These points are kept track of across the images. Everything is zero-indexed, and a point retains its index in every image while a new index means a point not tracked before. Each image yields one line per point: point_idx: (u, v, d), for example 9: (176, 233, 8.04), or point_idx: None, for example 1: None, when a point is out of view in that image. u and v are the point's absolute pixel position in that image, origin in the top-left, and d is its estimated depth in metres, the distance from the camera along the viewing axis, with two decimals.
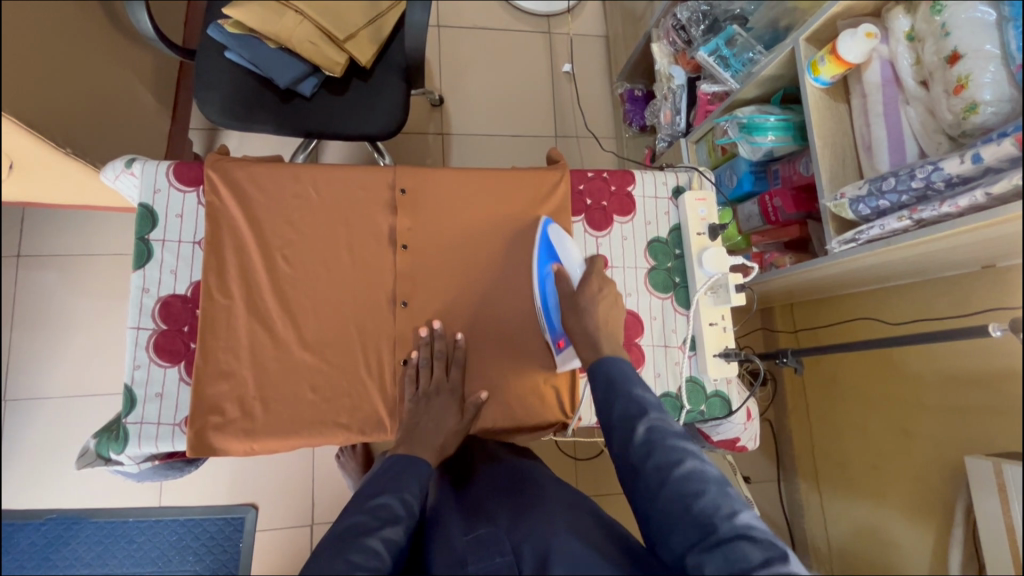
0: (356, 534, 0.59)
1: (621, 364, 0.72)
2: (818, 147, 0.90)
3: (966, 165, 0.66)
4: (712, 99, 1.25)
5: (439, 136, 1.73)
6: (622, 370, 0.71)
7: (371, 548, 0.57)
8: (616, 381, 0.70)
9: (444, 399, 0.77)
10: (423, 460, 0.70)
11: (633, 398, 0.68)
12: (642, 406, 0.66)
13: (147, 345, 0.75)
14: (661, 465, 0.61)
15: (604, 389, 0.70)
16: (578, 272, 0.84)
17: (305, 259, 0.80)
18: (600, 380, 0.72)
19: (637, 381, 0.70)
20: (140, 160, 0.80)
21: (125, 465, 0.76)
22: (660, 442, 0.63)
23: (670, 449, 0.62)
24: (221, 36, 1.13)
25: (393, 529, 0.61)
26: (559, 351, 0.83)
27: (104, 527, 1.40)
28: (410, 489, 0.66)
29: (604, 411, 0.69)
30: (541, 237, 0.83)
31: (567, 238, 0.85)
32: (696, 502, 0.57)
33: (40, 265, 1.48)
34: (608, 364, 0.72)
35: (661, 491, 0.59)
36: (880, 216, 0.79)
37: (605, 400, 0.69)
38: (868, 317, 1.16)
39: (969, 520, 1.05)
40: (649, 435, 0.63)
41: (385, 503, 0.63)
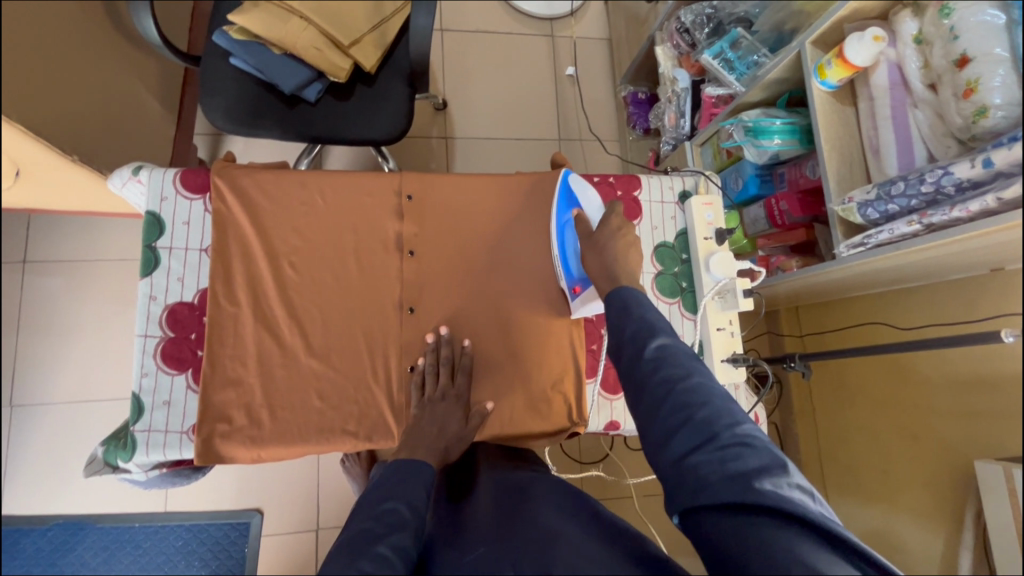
0: (364, 542, 0.57)
1: (636, 293, 0.71)
2: (825, 151, 0.90)
3: (977, 169, 0.65)
4: (717, 102, 1.25)
5: (442, 140, 1.73)
6: (635, 294, 0.70)
7: (379, 555, 0.55)
8: (629, 303, 0.69)
9: (449, 405, 0.76)
10: (426, 464, 0.69)
11: (644, 317, 0.66)
12: (654, 323, 0.65)
13: (154, 353, 0.75)
14: (668, 378, 0.61)
15: (617, 309, 0.68)
16: (596, 215, 0.84)
17: (312, 266, 0.80)
18: (613, 304, 0.70)
19: (650, 307, 0.69)
20: (147, 168, 0.81)
21: (133, 474, 0.76)
22: (670, 357, 0.62)
23: (680, 363, 0.62)
24: (226, 42, 1.13)
25: (402, 535, 0.59)
26: (574, 297, 0.82)
27: (109, 533, 1.40)
28: (416, 495, 0.64)
29: (612, 327, 0.67)
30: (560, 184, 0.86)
31: (587, 186, 0.87)
32: (705, 410, 0.57)
33: (46, 272, 1.48)
34: (623, 289, 0.70)
35: (670, 399, 0.59)
36: (889, 220, 0.79)
37: (615, 319, 0.68)
38: (875, 321, 1.16)
39: (980, 524, 1.04)
40: (659, 350, 0.63)
41: (391, 509, 0.61)
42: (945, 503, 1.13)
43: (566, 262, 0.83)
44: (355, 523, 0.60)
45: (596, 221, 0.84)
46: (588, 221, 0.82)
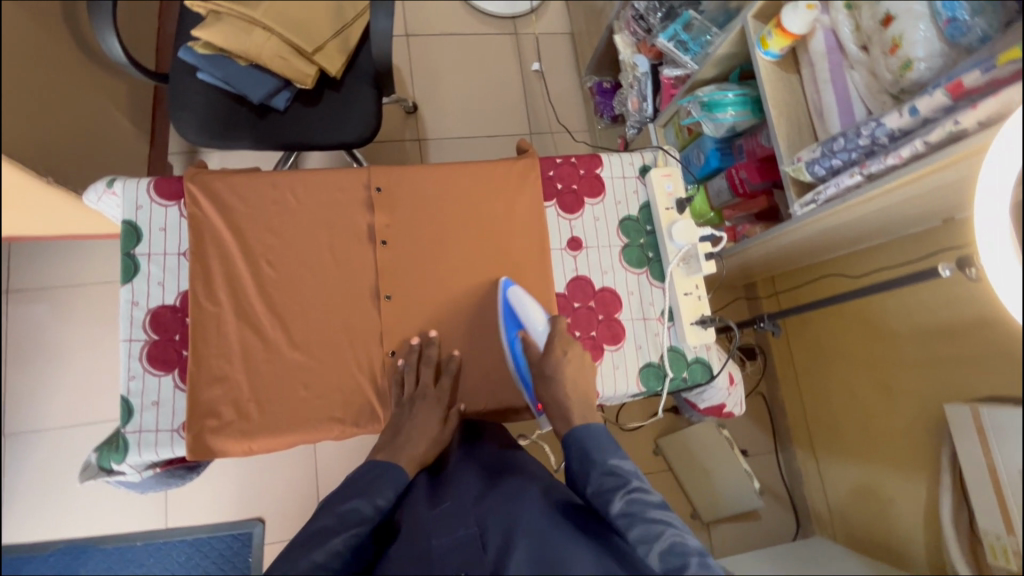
0: (322, 534, 0.64)
1: (592, 431, 0.74)
2: (773, 116, 0.94)
3: (905, 118, 0.70)
4: (675, 83, 1.30)
5: (415, 142, 1.77)
6: (593, 437, 0.72)
7: (332, 550, 0.63)
8: (590, 450, 0.72)
9: (430, 403, 0.79)
10: (396, 466, 0.74)
11: (609, 469, 0.69)
12: (617, 476, 0.68)
13: (140, 356, 0.77)
14: (642, 538, 0.61)
15: (579, 459, 0.72)
16: (541, 335, 0.82)
17: (288, 262, 0.82)
18: (574, 451, 0.73)
19: (610, 447, 0.72)
20: (120, 179, 0.83)
21: (128, 475, 0.78)
22: (640, 514, 0.63)
23: (649, 521, 0.62)
24: (192, 58, 1.16)
25: (359, 531, 0.66)
26: (540, 413, 0.85)
27: (112, 553, 1.41)
28: (383, 495, 0.71)
29: (581, 481, 0.70)
30: (502, 302, 0.85)
31: (528, 299, 0.83)
32: None
33: (29, 299, 1.50)
34: (580, 435, 0.74)
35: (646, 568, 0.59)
36: (835, 174, 0.82)
37: (580, 471, 0.71)
38: (841, 274, 1.23)
39: (955, 464, 1.09)
40: (628, 508, 0.64)
41: (355, 506, 0.68)
42: (926, 450, 1.18)
43: (525, 380, 0.84)
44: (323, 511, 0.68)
45: (543, 343, 0.82)
46: (533, 343, 0.82)
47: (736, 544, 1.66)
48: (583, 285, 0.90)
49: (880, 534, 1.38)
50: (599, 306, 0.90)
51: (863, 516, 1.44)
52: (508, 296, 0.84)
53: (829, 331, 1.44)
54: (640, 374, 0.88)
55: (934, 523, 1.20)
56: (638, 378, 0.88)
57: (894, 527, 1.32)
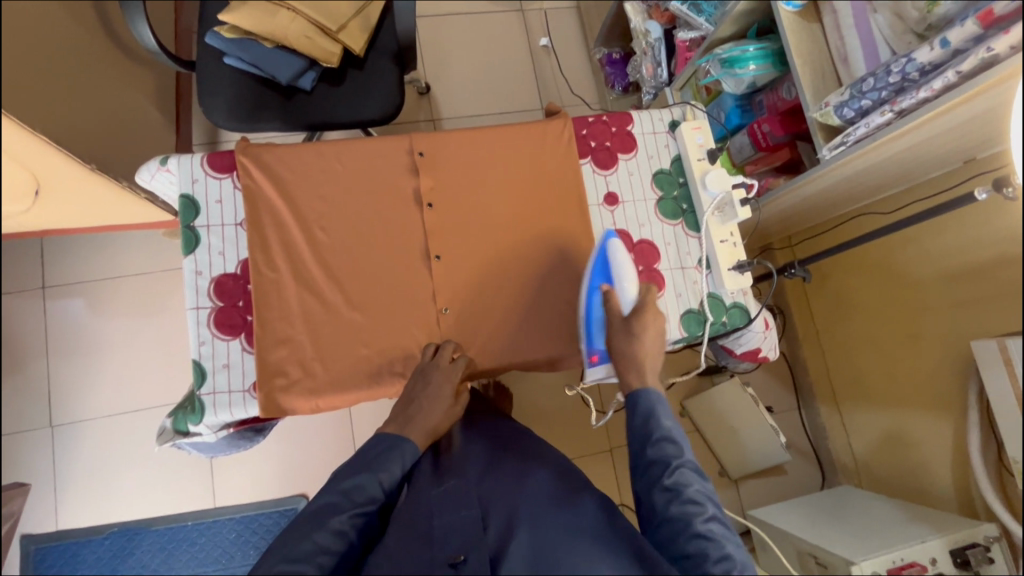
0: (326, 512, 0.71)
1: (657, 397, 0.79)
2: (798, 65, 0.96)
3: (936, 51, 0.73)
4: (691, 45, 1.32)
5: (430, 122, 1.79)
6: (660, 404, 0.78)
7: (335, 529, 0.70)
8: (653, 417, 0.78)
9: (441, 377, 0.80)
10: (407, 440, 0.79)
11: (669, 439, 0.75)
12: (676, 448, 0.75)
13: (208, 322, 0.81)
14: (684, 510, 0.70)
15: (643, 420, 0.78)
16: (627, 302, 0.85)
17: (340, 227, 0.85)
18: (638, 412, 0.79)
19: (674, 418, 0.78)
20: (174, 157, 0.86)
21: (203, 436, 0.82)
22: (687, 488, 0.71)
23: (695, 496, 0.71)
24: (219, 42, 1.18)
25: (363, 510, 0.73)
26: (591, 365, 0.88)
27: (165, 534, 1.46)
28: (387, 472, 0.76)
29: (640, 442, 0.77)
30: (599, 254, 0.87)
31: (623, 256, 0.86)
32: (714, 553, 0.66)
33: (66, 295, 1.54)
34: (648, 399, 0.79)
35: (684, 533, 0.69)
36: (864, 115, 0.85)
37: (641, 430, 0.78)
38: (869, 212, 1.25)
39: (983, 400, 1.12)
40: (679, 481, 0.72)
41: (360, 485, 0.74)
42: (952, 391, 1.22)
43: (590, 333, 0.87)
44: (331, 484, 0.74)
45: (625, 307, 0.84)
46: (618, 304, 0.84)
47: (764, 497, 1.71)
48: (622, 238, 0.93)
49: (906, 479, 1.42)
50: (638, 257, 0.93)
51: (888, 462, 1.48)
52: (604, 249, 0.87)
53: (848, 284, 1.46)
54: (680, 320, 0.92)
55: (961, 462, 1.24)
56: (679, 324, 0.92)
57: (922, 470, 1.36)
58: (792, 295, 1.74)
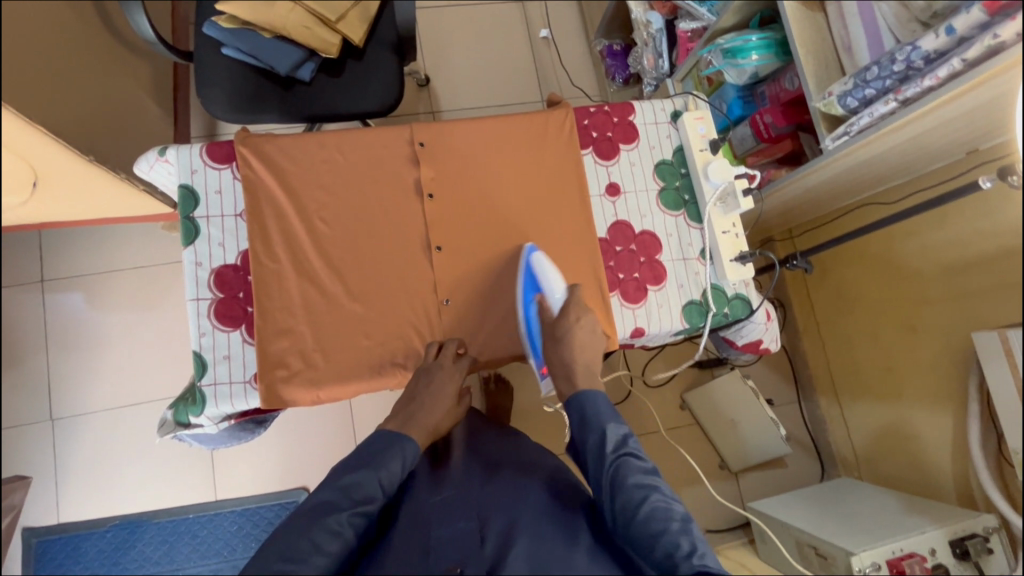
0: (324, 512, 0.68)
1: (595, 396, 0.78)
2: (801, 55, 0.95)
3: (941, 39, 0.72)
4: (692, 36, 1.31)
5: (429, 114, 1.78)
6: (593, 401, 0.77)
7: (333, 529, 0.66)
8: (589, 414, 0.76)
9: (445, 376, 0.81)
10: (410, 440, 0.76)
11: (606, 432, 0.74)
12: (613, 441, 0.73)
13: (208, 314, 0.81)
14: (627, 502, 0.67)
15: (579, 422, 0.77)
16: (558, 300, 0.87)
17: (341, 218, 0.85)
18: (575, 414, 0.78)
19: (609, 414, 0.76)
20: (173, 147, 0.85)
21: (205, 427, 0.82)
22: (625, 479, 0.69)
23: (635, 486, 0.68)
24: (217, 32, 1.17)
25: (363, 509, 0.69)
26: (544, 378, 0.91)
27: (166, 526, 1.46)
28: (388, 470, 0.73)
29: (580, 442, 0.75)
30: (522, 267, 0.87)
31: (549, 267, 0.88)
32: (663, 539, 0.64)
33: (65, 288, 1.53)
34: (582, 399, 0.78)
35: (630, 529, 0.66)
36: (867, 105, 0.84)
37: (579, 436, 0.76)
38: (871, 204, 1.24)
39: (983, 390, 1.12)
40: (616, 474, 0.70)
41: (360, 482, 0.71)
42: (952, 383, 1.22)
43: (534, 346, 0.88)
44: (329, 483, 0.71)
45: (557, 308, 0.86)
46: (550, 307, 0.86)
47: (764, 490, 1.71)
48: (624, 229, 0.93)
49: (905, 471, 1.42)
50: (640, 248, 0.92)
51: (888, 454, 1.47)
52: (530, 261, 0.87)
53: (849, 276, 1.46)
54: (682, 311, 0.91)
55: (960, 454, 1.24)
56: (681, 315, 0.92)
57: (921, 462, 1.36)
58: (792, 288, 1.74)
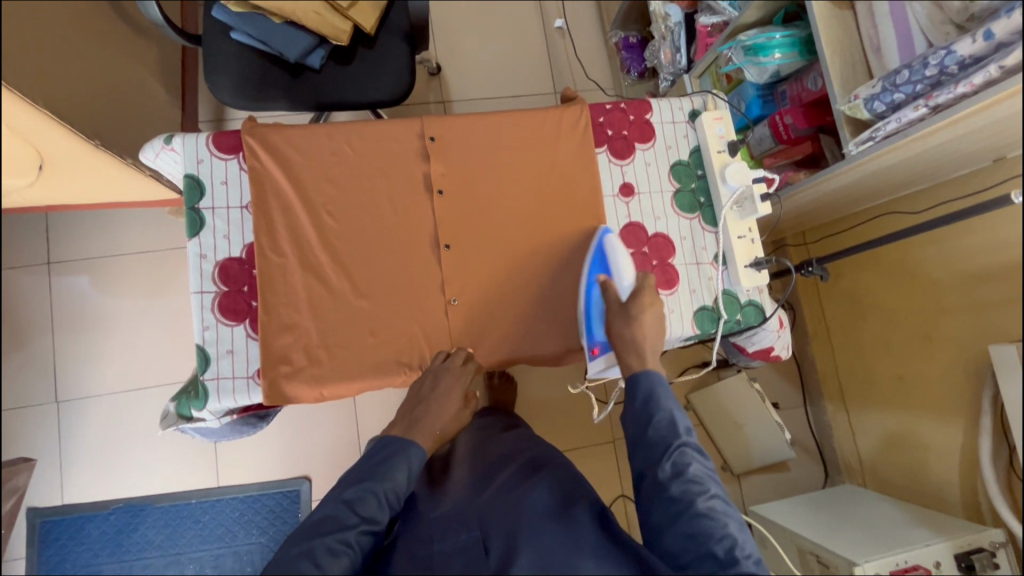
0: (327, 528, 0.65)
1: (657, 380, 0.77)
2: (827, 55, 0.92)
3: (978, 44, 0.69)
4: (712, 31, 1.27)
5: (439, 104, 1.75)
6: (661, 386, 0.76)
7: (337, 546, 0.64)
8: (654, 397, 0.75)
9: (451, 381, 0.80)
10: (416, 445, 0.75)
11: (671, 418, 0.73)
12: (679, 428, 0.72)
13: (212, 307, 0.80)
14: (688, 490, 0.68)
15: (642, 401, 0.75)
16: (624, 287, 0.81)
17: (348, 213, 0.83)
18: (640, 392, 0.76)
19: (674, 400, 0.75)
20: (178, 135, 0.83)
21: (207, 421, 0.82)
22: (687, 468, 0.69)
23: (696, 478, 0.69)
24: (225, 16, 1.14)
25: (369, 527, 0.67)
26: (594, 358, 0.85)
27: (169, 511, 1.47)
28: (392, 482, 0.71)
29: (642, 422, 0.74)
30: (597, 246, 0.85)
31: (621, 248, 0.82)
32: (719, 534, 0.65)
33: (71, 271, 1.53)
34: (650, 381, 0.76)
35: (687, 514, 0.67)
36: (895, 110, 0.82)
37: (640, 413, 0.75)
38: (893, 212, 1.20)
39: (997, 404, 1.10)
40: (680, 461, 0.70)
41: (363, 496, 0.69)
42: (966, 395, 1.19)
43: (590, 325, 0.85)
44: (333, 499, 0.69)
45: (623, 292, 0.81)
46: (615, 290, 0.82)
47: (767, 494, 1.70)
48: (636, 231, 0.91)
49: (911, 481, 1.40)
50: (652, 251, 0.90)
51: (894, 463, 1.46)
52: (604, 241, 0.84)
53: (862, 283, 1.42)
54: (694, 317, 0.89)
55: (970, 466, 1.22)
56: (692, 321, 0.90)
57: (929, 472, 1.34)
58: (803, 292, 1.70)
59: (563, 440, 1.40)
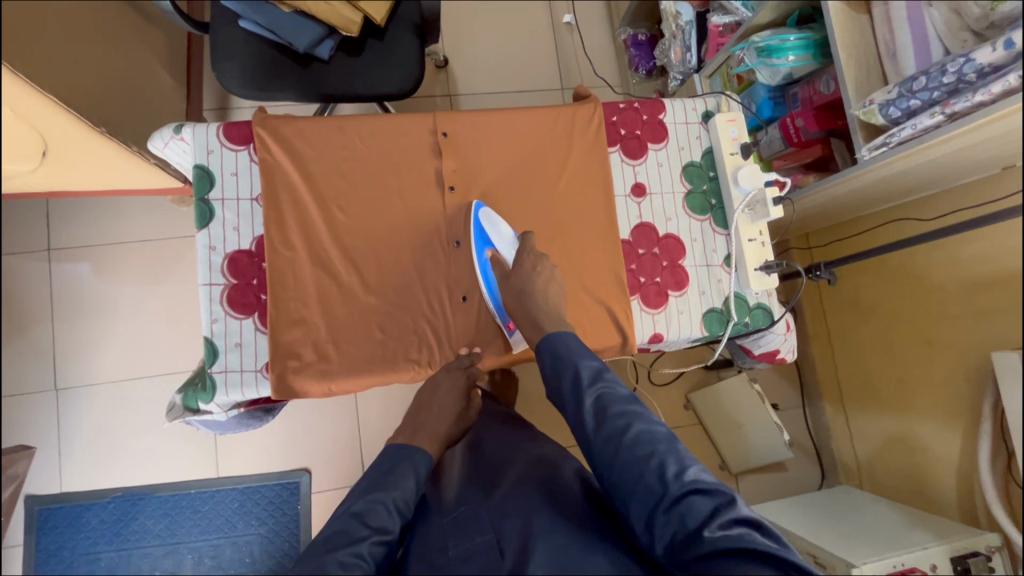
0: (338, 542, 0.62)
1: (568, 338, 0.75)
2: (842, 60, 0.91)
3: (999, 52, 0.69)
4: (724, 31, 1.26)
5: (446, 97, 1.74)
6: (564, 341, 0.74)
7: (350, 559, 0.61)
8: (561, 353, 0.73)
9: (452, 383, 0.81)
10: (421, 454, 0.73)
11: (578, 368, 0.71)
12: (589, 376, 0.70)
13: (221, 299, 0.79)
14: (612, 433, 0.65)
15: (550, 363, 0.73)
16: (512, 253, 0.84)
17: (359, 208, 0.83)
18: (547, 356, 0.74)
19: (583, 351, 0.73)
20: (188, 125, 0.83)
21: (214, 414, 0.81)
22: (608, 410, 0.67)
23: (617, 416, 0.66)
24: (234, 5, 1.13)
25: (381, 537, 0.64)
26: (512, 333, 0.84)
27: (167, 501, 1.47)
28: (400, 491, 0.69)
29: (554, 383, 0.72)
30: (473, 222, 0.83)
31: (498, 219, 0.84)
32: (650, 460, 0.61)
33: (71, 258, 1.51)
34: (552, 340, 0.74)
35: (614, 455, 0.63)
36: (911, 116, 0.81)
37: (552, 376, 0.72)
38: (899, 219, 1.20)
39: (997, 411, 1.11)
40: (598, 403, 0.67)
41: (372, 508, 0.66)
42: (965, 400, 1.20)
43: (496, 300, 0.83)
44: (341, 515, 0.66)
45: (512, 259, 0.84)
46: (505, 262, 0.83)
47: (764, 494, 1.71)
48: (647, 231, 0.91)
49: (908, 484, 1.41)
50: (663, 252, 0.90)
51: (891, 466, 1.47)
52: (478, 215, 0.83)
53: (864, 288, 1.43)
54: (703, 319, 0.90)
55: (967, 471, 1.24)
56: (700, 322, 0.90)
57: (926, 476, 1.35)
58: (805, 295, 1.71)
59: (565, 438, 1.40)
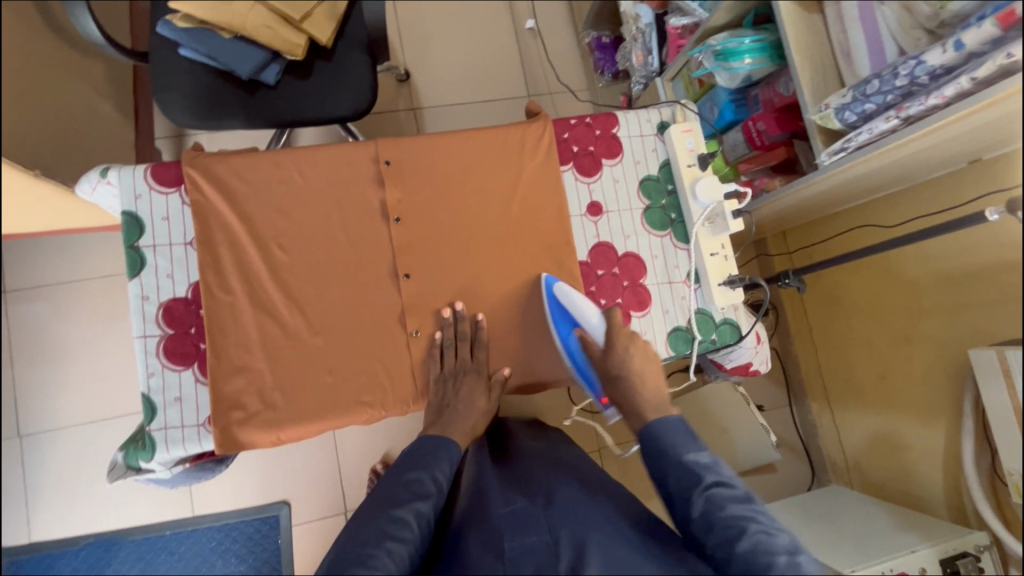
0: (387, 503, 0.68)
1: (671, 425, 0.74)
2: (797, 63, 0.89)
3: (949, 54, 0.66)
4: (682, 33, 1.23)
5: (409, 110, 1.69)
6: (669, 431, 0.74)
7: (402, 516, 0.66)
8: (665, 446, 0.73)
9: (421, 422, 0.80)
10: (453, 442, 0.77)
11: (686, 465, 0.70)
12: (698, 472, 0.69)
13: (157, 352, 0.76)
14: (725, 538, 0.64)
15: (654, 453, 0.73)
16: (599, 331, 0.81)
17: (301, 244, 0.79)
18: (649, 445, 0.74)
19: (684, 440, 0.73)
20: (115, 168, 0.79)
21: (158, 471, 0.78)
22: (718, 513, 0.65)
23: (729, 522, 0.64)
24: (171, 32, 1.08)
25: (425, 502, 0.69)
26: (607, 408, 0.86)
27: (142, 544, 1.42)
28: (440, 469, 0.74)
29: (660, 476, 0.72)
30: (550, 302, 0.81)
31: (581, 300, 0.80)
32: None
33: (27, 300, 1.46)
34: (655, 430, 0.74)
35: (730, 565, 0.63)
36: (867, 120, 0.79)
37: (655, 467, 0.73)
38: (869, 220, 1.18)
39: (979, 408, 1.08)
40: (708, 508, 0.66)
41: (418, 479, 0.71)
42: (944, 397, 1.17)
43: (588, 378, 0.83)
44: (391, 480, 0.71)
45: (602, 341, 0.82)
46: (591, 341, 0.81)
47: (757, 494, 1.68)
48: (606, 251, 0.87)
49: (897, 481, 1.38)
50: (623, 272, 0.87)
51: (879, 464, 1.44)
52: (554, 292, 0.81)
53: (843, 283, 1.40)
54: (668, 339, 0.86)
55: (951, 470, 1.21)
56: (666, 343, 0.87)
57: (913, 475, 1.32)
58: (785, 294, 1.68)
59: None
